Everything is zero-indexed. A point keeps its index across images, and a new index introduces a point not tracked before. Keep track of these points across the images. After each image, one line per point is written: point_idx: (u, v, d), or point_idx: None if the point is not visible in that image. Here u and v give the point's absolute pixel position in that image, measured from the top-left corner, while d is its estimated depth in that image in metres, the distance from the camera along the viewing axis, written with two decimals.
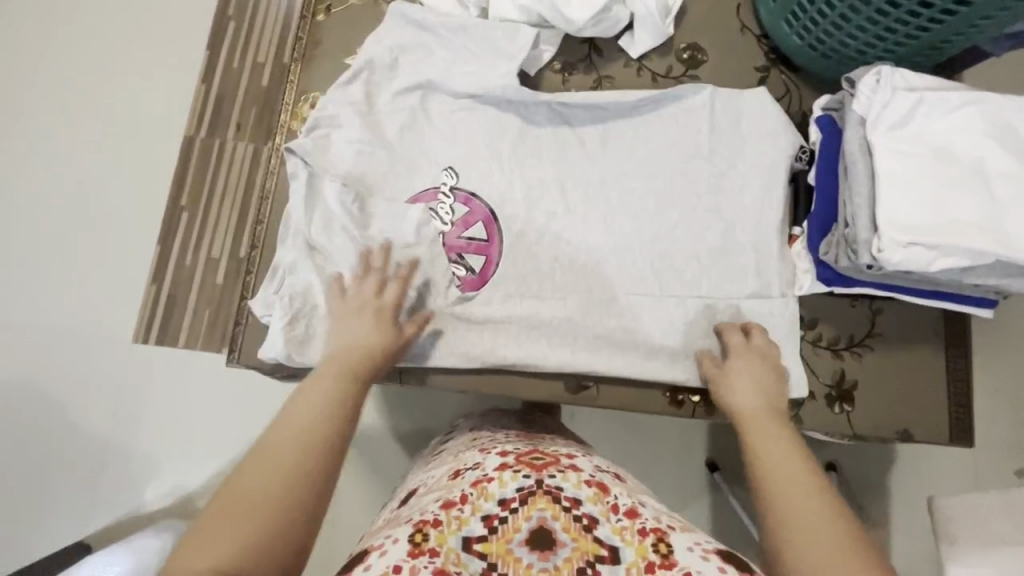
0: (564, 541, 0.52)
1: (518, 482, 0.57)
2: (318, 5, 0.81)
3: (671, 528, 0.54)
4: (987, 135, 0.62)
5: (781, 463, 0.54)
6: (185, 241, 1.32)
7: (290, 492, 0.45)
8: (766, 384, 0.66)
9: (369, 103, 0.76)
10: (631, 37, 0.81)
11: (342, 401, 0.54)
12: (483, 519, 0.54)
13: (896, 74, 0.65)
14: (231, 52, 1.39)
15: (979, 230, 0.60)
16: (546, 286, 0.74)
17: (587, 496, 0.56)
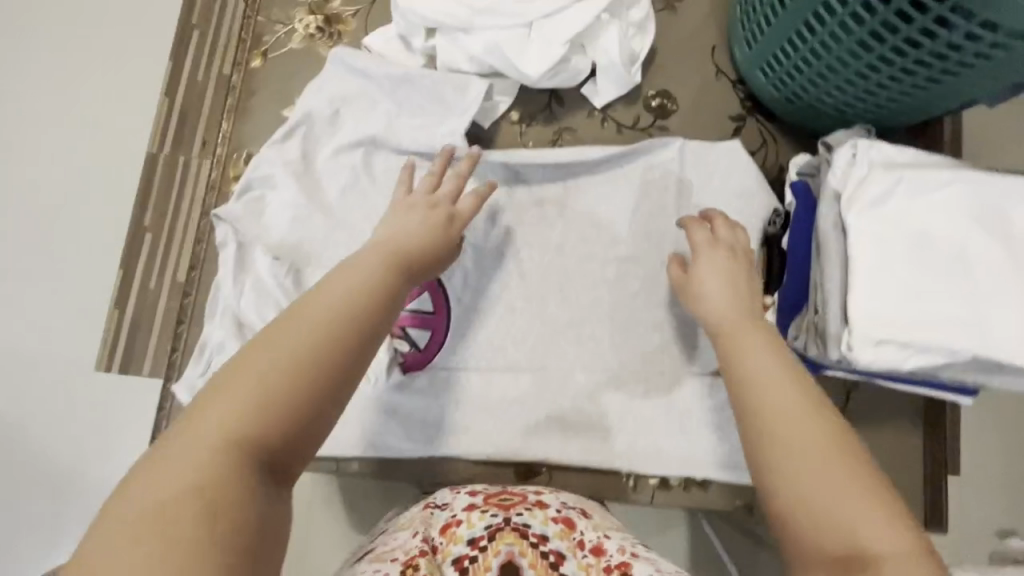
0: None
1: (487, 518, 0.47)
2: (254, 49, 0.74)
3: (635, 555, 0.44)
4: (970, 221, 0.57)
5: (771, 365, 0.47)
6: None
7: (312, 378, 0.37)
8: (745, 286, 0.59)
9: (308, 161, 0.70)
10: (595, 86, 0.75)
11: (382, 285, 0.46)
12: (453, 562, 0.45)
13: (873, 148, 0.60)
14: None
15: (957, 324, 0.56)
16: (496, 363, 0.69)
17: (554, 532, 0.47)
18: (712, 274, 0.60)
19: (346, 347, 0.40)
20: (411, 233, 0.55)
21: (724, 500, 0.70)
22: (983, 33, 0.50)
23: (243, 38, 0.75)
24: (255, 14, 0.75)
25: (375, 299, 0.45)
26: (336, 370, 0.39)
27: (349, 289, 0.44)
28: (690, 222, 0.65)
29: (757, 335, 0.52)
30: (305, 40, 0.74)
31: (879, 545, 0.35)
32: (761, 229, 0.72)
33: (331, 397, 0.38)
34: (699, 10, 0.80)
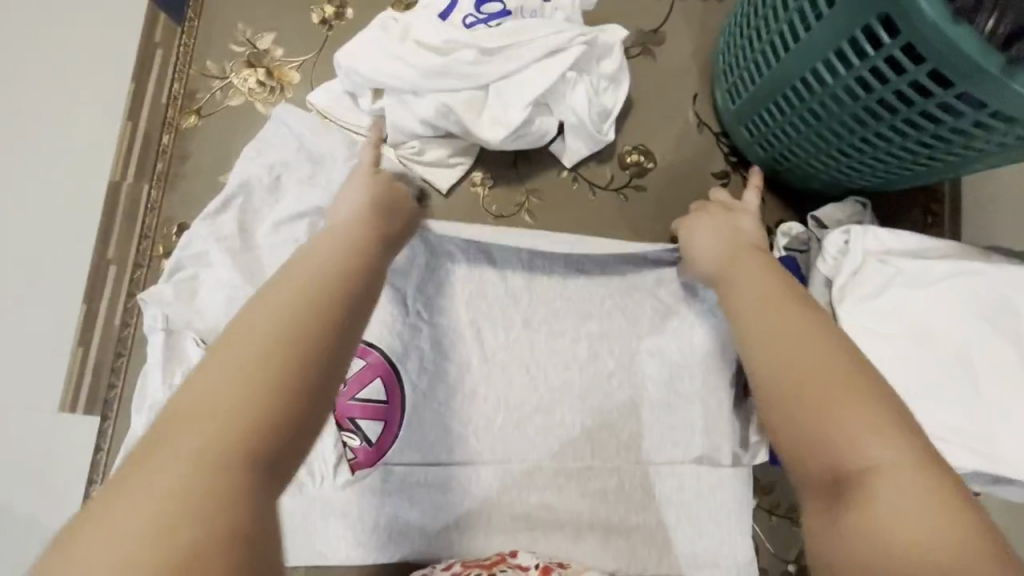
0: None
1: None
2: (186, 107, 0.67)
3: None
4: (974, 317, 0.51)
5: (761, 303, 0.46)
6: None
7: (303, 313, 0.36)
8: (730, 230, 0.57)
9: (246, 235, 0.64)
10: (564, 143, 0.68)
11: (363, 250, 0.45)
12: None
13: (869, 232, 0.54)
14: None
15: (962, 437, 0.50)
16: (456, 456, 0.63)
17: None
18: (704, 232, 0.58)
19: (341, 301, 0.38)
20: (364, 199, 0.52)
21: None
22: (993, 121, 0.44)
23: (173, 94, 0.67)
24: (187, 67, 0.68)
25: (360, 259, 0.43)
26: (337, 317, 0.37)
27: (334, 249, 0.44)
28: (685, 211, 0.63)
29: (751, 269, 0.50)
30: (243, 96, 0.67)
31: (883, 465, 0.34)
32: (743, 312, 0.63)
33: (341, 347, 0.36)
34: (679, 56, 0.73)
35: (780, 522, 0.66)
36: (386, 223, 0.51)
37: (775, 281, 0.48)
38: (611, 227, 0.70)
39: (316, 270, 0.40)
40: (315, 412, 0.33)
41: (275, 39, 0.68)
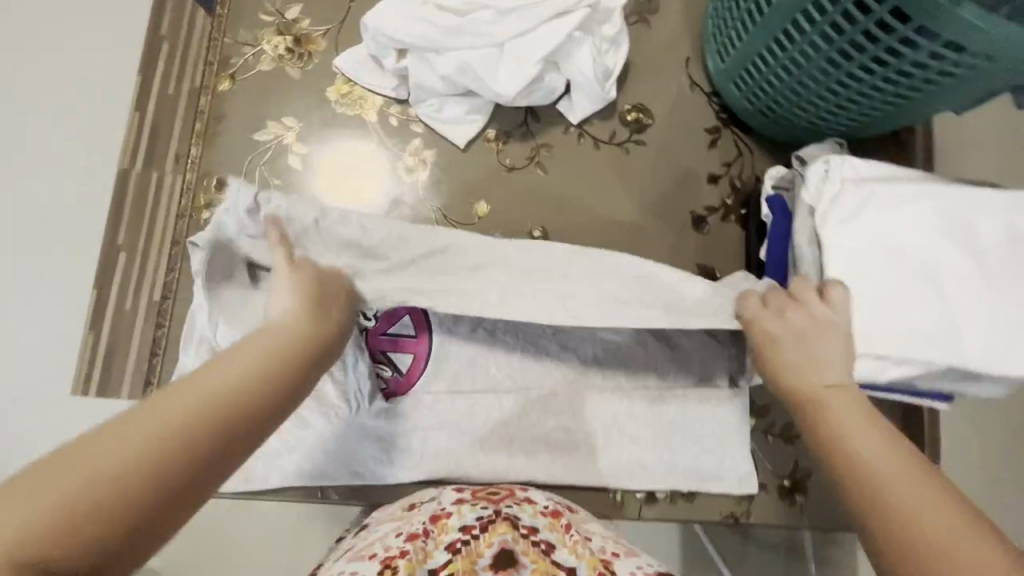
0: (524, 563, 0.50)
1: (477, 510, 0.54)
2: (221, 72, 0.72)
3: (616, 555, 0.52)
4: (940, 233, 0.59)
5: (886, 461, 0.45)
6: (122, 287, 1.30)
7: (170, 439, 0.37)
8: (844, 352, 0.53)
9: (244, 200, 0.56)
10: (570, 101, 0.75)
11: (267, 372, 0.44)
12: (446, 547, 0.51)
13: (846, 163, 0.61)
14: (159, 86, 1.35)
15: (932, 336, 0.56)
16: (480, 385, 0.69)
17: (544, 524, 0.54)
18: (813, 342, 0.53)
19: (210, 438, 0.39)
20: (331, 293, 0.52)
21: (709, 511, 0.71)
22: (947, 52, 0.51)
23: (209, 60, 0.72)
24: (221, 35, 0.73)
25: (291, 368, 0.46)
26: (204, 451, 0.38)
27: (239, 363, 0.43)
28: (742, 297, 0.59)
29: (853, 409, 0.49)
30: (274, 61, 0.73)
31: None
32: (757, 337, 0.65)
33: (190, 489, 0.37)
34: (673, 22, 0.80)
35: (775, 440, 0.73)
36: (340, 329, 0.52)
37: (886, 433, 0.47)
38: (613, 179, 0.77)
39: (246, 367, 0.43)
40: (178, 514, 0.37)
41: (302, 10, 0.74)
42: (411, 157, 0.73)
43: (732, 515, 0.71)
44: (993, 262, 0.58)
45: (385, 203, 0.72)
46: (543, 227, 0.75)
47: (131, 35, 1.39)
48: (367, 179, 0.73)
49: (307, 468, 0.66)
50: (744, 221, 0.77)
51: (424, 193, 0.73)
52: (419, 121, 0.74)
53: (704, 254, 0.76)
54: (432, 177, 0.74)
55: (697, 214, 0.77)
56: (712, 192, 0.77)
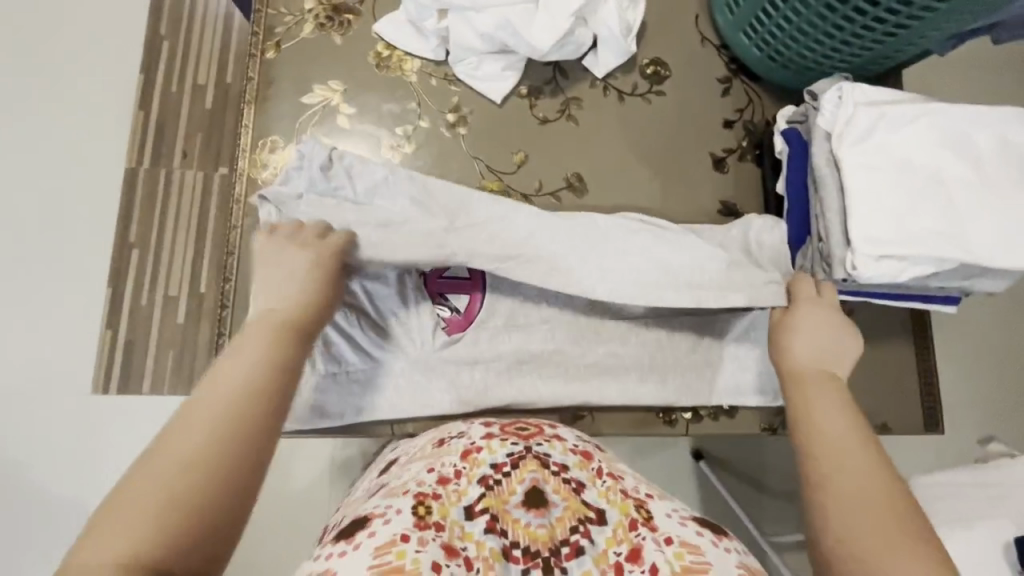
0: (555, 501, 0.51)
1: (508, 446, 0.55)
2: (267, 41, 0.76)
3: (649, 497, 0.54)
4: (941, 146, 0.66)
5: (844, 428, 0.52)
6: (139, 282, 1.31)
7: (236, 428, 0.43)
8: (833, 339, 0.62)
9: (314, 152, 0.68)
10: (595, 57, 0.81)
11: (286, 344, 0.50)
12: (478, 482, 0.52)
13: (856, 89, 0.68)
14: (162, 89, 1.38)
15: (943, 235, 0.63)
16: (533, 319, 0.74)
17: (574, 461, 0.55)
18: (806, 318, 0.64)
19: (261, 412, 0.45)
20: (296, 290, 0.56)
21: (751, 425, 0.77)
22: None
23: (254, 30, 0.76)
24: (263, 6, 0.77)
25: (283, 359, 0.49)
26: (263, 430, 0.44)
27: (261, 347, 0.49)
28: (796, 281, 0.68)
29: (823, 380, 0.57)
30: (316, 29, 0.77)
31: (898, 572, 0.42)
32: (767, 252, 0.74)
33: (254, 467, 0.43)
34: None
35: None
36: (325, 314, 0.57)
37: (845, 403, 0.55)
38: (636, 128, 0.82)
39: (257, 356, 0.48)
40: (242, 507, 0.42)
41: None
42: (451, 114, 0.78)
43: (771, 426, 0.77)
44: (989, 168, 0.66)
45: (430, 157, 0.77)
46: (578, 173, 0.80)
47: (133, 33, 1.40)
48: (412, 136, 0.77)
49: (376, 402, 0.70)
50: (759, 160, 0.83)
51: (465, 146, 0.78)
52: (456, 81, 0.79)
53: (726, 192, 0.82)
54: (471, 132, 0.78)
55: (717, 156, 0.83)
56: (729, 135, 0.84)
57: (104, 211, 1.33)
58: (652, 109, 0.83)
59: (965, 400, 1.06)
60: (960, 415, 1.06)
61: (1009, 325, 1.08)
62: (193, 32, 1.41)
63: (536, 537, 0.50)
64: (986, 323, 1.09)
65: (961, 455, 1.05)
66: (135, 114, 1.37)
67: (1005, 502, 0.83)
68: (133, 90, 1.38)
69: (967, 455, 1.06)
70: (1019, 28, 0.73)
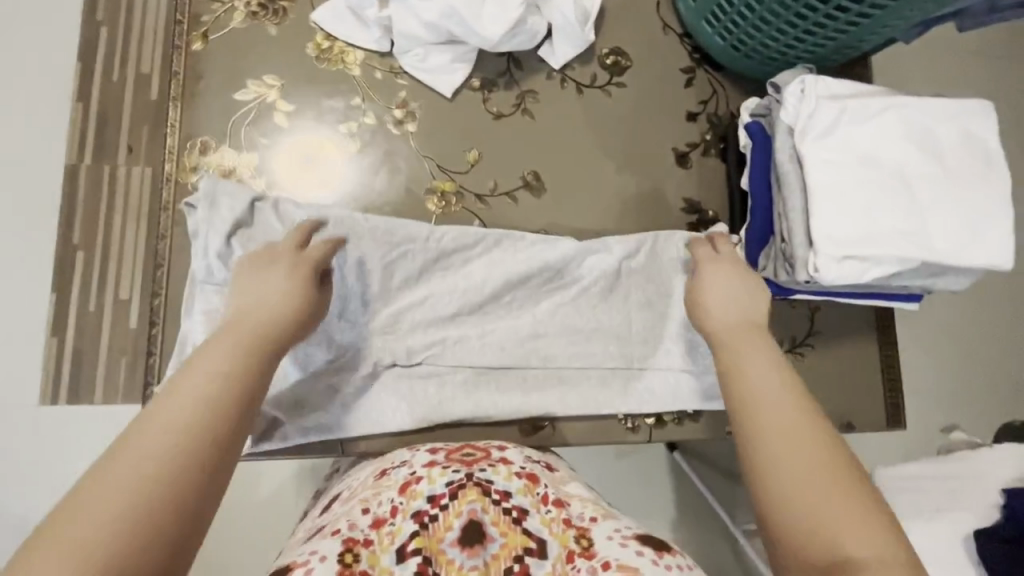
0: (492, 535, 0.49)
1: (447, 475, 0.52)
2: (193, 31, 0.69)
3: (593, 520, 0.51)
4: (905, 140, 0.64)
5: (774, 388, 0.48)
6: (86, 282, 1.22)
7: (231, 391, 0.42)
8: (746, 295, 0.59)
9: (214, 217, 0.62)
10: (551, 47, 0.77)
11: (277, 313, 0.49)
12: (412, 517, 0.49)
13: (819, 82, 0.65)
14: (102, 80, 1.27)
15: (905, 235, 0.62)
16: (490, 326, 0.70)
17: (517, 487, 0.52)
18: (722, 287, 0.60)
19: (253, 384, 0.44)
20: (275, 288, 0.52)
21: (716, 428, 0.75)
22: None
23: (177, 19, 0.70)
24: None
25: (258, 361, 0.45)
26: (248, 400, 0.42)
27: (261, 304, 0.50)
28: (693, 242, 0.67)
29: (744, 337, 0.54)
30: (248, 18, 0.71)
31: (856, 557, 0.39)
32: None
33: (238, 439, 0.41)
34: None
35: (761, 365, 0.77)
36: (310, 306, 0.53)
37: (771, 355, 0.52)
38: (595, 123, 0.79)
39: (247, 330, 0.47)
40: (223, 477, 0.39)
41: None
42: (398, 110, 0.73)
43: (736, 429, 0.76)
44: (952, 163, 0.64)
45: (377, 156, 0.72)
46: (536, 172, 0.76)
47: (67, 19, 1.29)
48: (357, 134, 0.72)
49: (327, 419, 0.66)
50: (724, 154, 0.80)
51: (415, 145, 0.73)
52: (403, 74, 0.74)
53: (690, 188, 0.79)
54: (421, 129, 0.74)
55: (679, 151, 0.80)
56: (692, 129, 0.80)
57: (41, 211, 1.23)
58: (612, 101, 0.79)
59: (930, 389, 1.07)
60: (925, 404, 1.07)
61: (973, 314, 1.09)
62: (134, 18, 1.30)
63: None
64: (951, 312, 1.09)
65: (926, 443, 1.06)
66: (72, 107, 1.27)
67: (966, 493, 0.83)
68: (69, 82, 1.27)
69: (931, 443, 1.07)
70: (984, 15, 0.70)
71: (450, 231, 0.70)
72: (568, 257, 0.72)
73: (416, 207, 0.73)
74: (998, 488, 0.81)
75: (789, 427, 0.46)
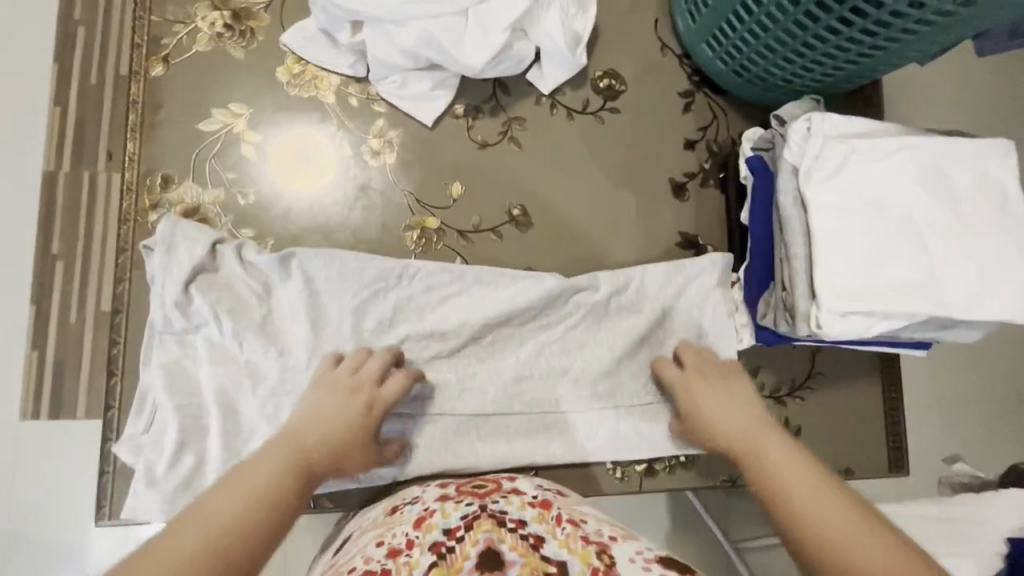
0: (511, 560, 0.45)
1: (461, 509, 0.50)
2: (152, 55, 0.65)
3: (613, 540, 0.47)
4: (918, 183, 0.59)
5: (805, 473, 0.51)
6: (68, 290, 1.06)
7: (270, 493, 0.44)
8: (736, 402, 0.62)
9: (170, 264, 0.59)
10: (540, 71, 0.72)
11: (332, 431, 0.53)
12: (428, 548, 0.46)
13: (826, 119, 0.60)
14: (80, 70, 1.09)
15: (915, 288, 0.57)
16: (471, 371, 0.66)
17: (531, 517, 0.49)
18: (704, 394, 0.63)
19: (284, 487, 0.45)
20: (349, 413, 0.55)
21: (709, 476, 0.72)
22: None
23: (135, 42, 0.65)
24: (148, 12, 0.66)
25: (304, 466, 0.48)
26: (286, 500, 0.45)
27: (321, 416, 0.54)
28: (657, 361, 0.68)
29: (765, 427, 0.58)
30: (212, 41, 0.66)
31: None
32: (712, 316, 0.70)
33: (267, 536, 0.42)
34: None
35: None
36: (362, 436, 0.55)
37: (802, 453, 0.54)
38: (585, 151, 0.74)
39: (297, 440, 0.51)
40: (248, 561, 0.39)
41: None
42: (375, 140, 0.68)
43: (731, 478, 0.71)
44: (968, 209, 0.59)
45: (353, 189, 0.68)
46: (523, 206, 0.72)
47: None
48: (331, 165, 0.67)
49: None
50: (723, 186, 0.76)
51: (394, 177, 0.69)
52: (381, 100, 0.69)
53: (685, 221, 0.75)
54: (400, 160, 0.69)
55: (676, 181, 0.75)
56: (690, 158, 0.76)
57: None
58: (606, 128, 0.74)
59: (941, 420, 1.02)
60: None
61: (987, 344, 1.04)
62: None
63: None
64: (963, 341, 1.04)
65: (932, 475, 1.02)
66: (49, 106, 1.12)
67: (970, 539, 0.78)
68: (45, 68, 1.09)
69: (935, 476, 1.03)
70: (1005, 41, 0.65)
71: (427, 265, 0.65)
72: (551, 294, 0.67)
73: (394, 243, 0.68)
74: (1005, 537, 0.76)
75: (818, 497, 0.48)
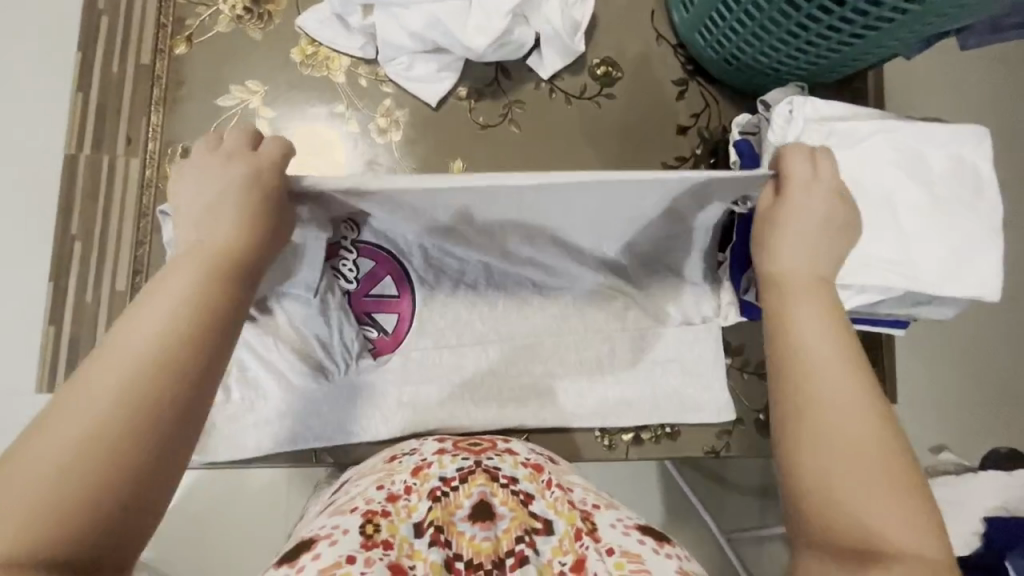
0: (501, 513, 0.47)
1: (458, 461, 0.50)
2: (177, 35, 0.69)
3: (595, 507, 0.50)
4: (896, 165, 0.62)
5: (829, 352, 0.48)
6: (86, 272, 1.08)
7: (188, 340, 0.40)
8: (820, 243, 0.53)
9: None
10: (540, 57, 0.76)
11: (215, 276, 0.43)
12: (425, 495, 0.48)
13: (808, 103, 0.64)
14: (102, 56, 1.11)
15: (890, 265, 0.60)
16: (468, 339, 0.70)
17: (523, 475, 0.50)
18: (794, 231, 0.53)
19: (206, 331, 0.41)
20: (229, 225, 0.46)
21: (693, 447, 0.75)
22: None
23: (161, 22, 0.70)
24: None
25: (211, 313, 0.42)
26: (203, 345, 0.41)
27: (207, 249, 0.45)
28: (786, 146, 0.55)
29: (811, 290, 0.51)
30: (232, 23, 0.70)
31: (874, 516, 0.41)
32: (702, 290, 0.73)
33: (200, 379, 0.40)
34: None
35: (738, 386, 0.77)
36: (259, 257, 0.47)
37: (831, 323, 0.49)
38: (581, 134, 0.77)
39: (165, 313, 0.40)
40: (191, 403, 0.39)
41: None
42: (382, 118, 0.73)
43: (713, 449, 0.75)
44: (944, 192, 0.62)
45: (360, 164, 0.72)
46: None
47: None
48: (338, 141, 0.71)
49: (301, 429, 0.66)
50: (714, 171, 0.79)
51: (399, 153, 0.73)
52: (389, 81, 0.73)
53: None
54: (405, 137, 0.73)
55: (668, 165, 0.78)
56: (682, 143, 0.79)
57: None
58: (602, 112, 0.78)
59: (935, 408, 1.03)
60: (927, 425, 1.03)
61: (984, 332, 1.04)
62: None
63: (480, 551, 0.45)
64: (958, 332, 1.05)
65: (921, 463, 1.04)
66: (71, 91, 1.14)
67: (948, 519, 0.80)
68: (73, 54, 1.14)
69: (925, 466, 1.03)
70: (988, 33, 0.68)
71: None
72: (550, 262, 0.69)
73: None
74: (980, 516, 0.78)
75: (871, 442, 0.44)
